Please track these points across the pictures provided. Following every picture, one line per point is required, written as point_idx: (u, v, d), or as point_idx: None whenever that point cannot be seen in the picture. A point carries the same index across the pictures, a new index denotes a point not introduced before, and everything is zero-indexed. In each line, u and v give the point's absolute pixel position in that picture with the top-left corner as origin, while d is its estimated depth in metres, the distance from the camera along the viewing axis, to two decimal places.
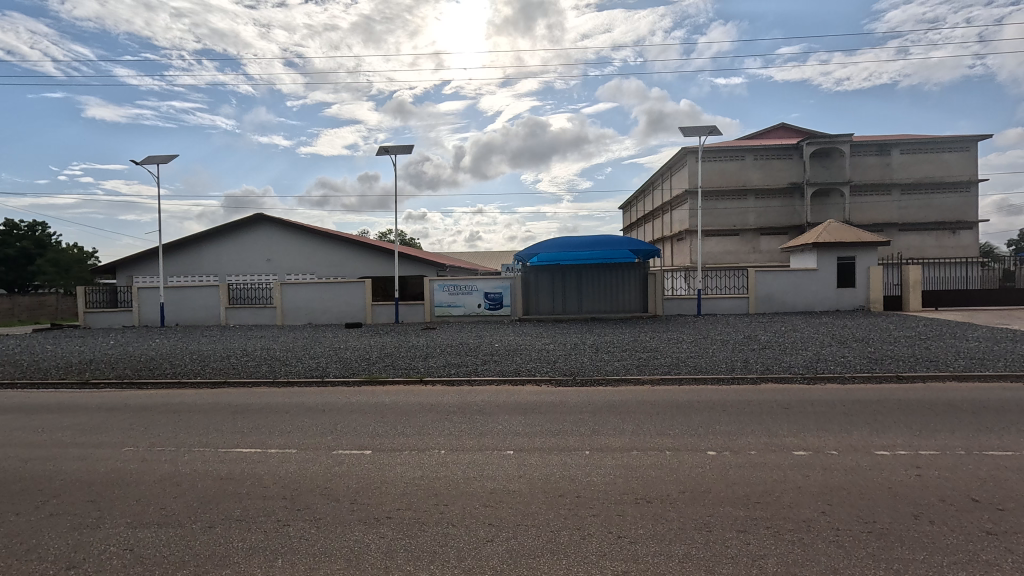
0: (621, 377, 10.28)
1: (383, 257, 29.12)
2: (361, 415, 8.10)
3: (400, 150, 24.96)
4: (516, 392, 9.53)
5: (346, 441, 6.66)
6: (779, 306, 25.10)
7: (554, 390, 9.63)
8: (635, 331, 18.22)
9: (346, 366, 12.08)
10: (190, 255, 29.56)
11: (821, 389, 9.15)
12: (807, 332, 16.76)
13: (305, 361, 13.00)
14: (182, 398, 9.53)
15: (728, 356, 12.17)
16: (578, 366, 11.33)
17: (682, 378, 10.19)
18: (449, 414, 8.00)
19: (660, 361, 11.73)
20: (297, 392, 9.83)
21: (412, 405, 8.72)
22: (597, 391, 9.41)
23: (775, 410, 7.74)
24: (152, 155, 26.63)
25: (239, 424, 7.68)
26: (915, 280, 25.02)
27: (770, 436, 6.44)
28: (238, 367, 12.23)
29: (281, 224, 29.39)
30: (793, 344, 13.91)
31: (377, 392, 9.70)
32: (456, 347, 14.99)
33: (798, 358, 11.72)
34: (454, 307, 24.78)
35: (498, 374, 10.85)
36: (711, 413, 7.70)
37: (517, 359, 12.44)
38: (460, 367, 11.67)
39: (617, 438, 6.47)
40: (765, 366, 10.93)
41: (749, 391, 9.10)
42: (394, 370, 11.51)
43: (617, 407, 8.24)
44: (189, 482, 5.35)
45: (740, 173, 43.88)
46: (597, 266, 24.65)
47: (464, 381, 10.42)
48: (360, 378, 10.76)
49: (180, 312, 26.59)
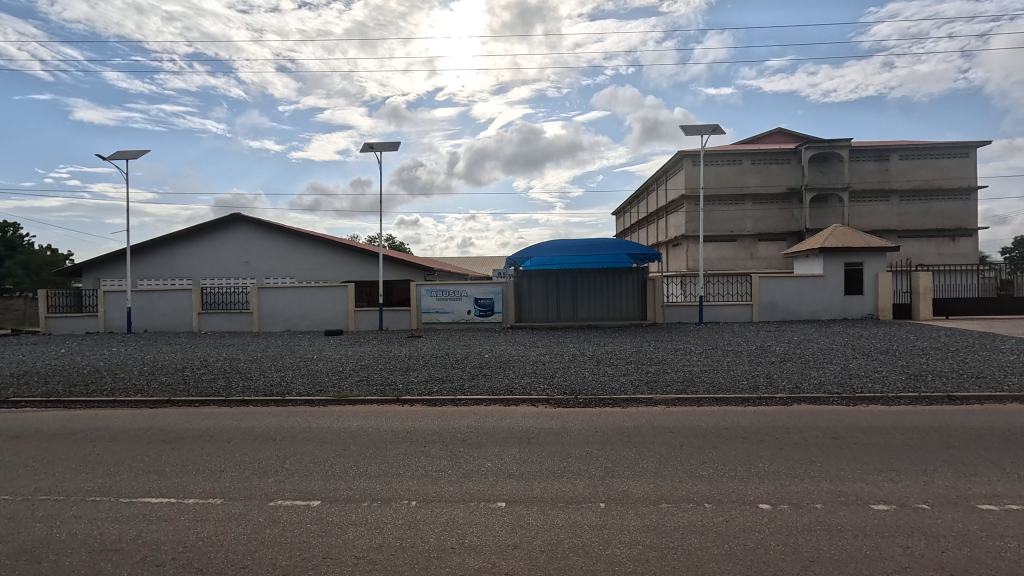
0: (631, 397, 8.82)
1: (368, 260, 27.53)
2: (319, 445, 6.61)
3: (385, 148, 23.55)
4: (506, 416, 8.02)
5: (289, 486, 5.17)
6: (784, 314, 23.91)
7: (551, 413, 8.15)
8: (636, 341, 16.85)
9: (314, 381, 10.58)
10: (163, 257, 27.87)
11: (866, 413, 7.77)
12: (823, 343, 15.43)
13: (269, 374, 11.45)
14: (108, 421, 7.95)
15: (746, 371, 10.76)
16: (579, 383, 9.83)
17: (701, 398, 8.74)
18: (426, 446, 6.51)
19: (671, 377, 10.29)
20: (248, 414, 8.30)
21: (383, 433, 7.21)
22: (603, 415, 7.94)
23: (823, 442, 6.37)
24: (122, 151, 25.00)
25: (162, 459, 6.13)
26: (926, 287, 23.88)
27: (835, 482, 5.02)
28: (190, 382, 10.68)
29: (260, 225, 27.77)
30: (814, 357, 12.55)
31: (342, 415, 8.15)
32: (440, 359, 13.48)
33: (827, 374, 10.37)
34: (442, 313, 23.39)
35: (486, 392, 9.36)
36: (747, 444, 6.30)
37: (509, 373, 10.99)
38: (444, 383, 10.14)
39: (637, 483, 5.06)
40: (793, 383, 9.54)
41: (784, 415, 7.69)
42: (367, 386, 9.96)
43: (630, 436, 6.80)
44: (55, 556, 3.86)
45: (738, 177, 42.90)
46: (593, 272, 23.28)
47: (447, 402, 8.89)
48: (327, 397, 9.22)
49: (150, 318, 24.93)
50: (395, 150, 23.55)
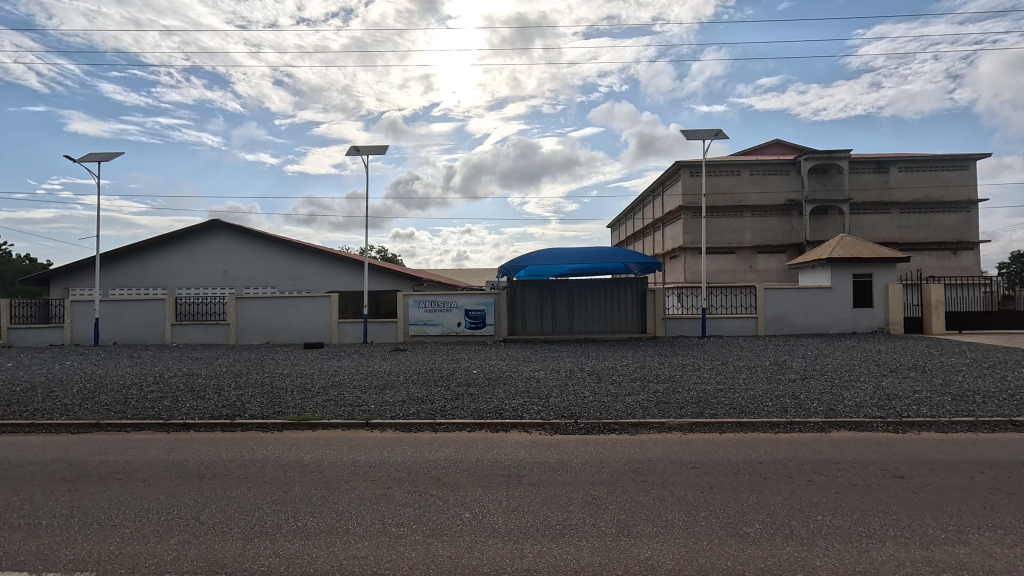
0: (641, 421, 7.53)
1: (353, 270, 26.14)
2: (256, 486, 5.26)
3: (372, 151, 22.41)
4: (493, 446, 6.67)
5: (194, 553, 3.81)
6: (791, 327, 22.74)
7: (547, 442, 6.82)
8: (638, 355, 15.57)
9: (273, 400, 9.18)
10: (137, 264, 26.45)
11: (924, 443, 6.48)
12: (842, 358, 14.21)
13: (225, 391, 10.04)
14: (9, 451, 6.53)
15: (768, 391, 9.45)
16: (578, 404, 8.52)
17: (722, 423, 7.45)
18: (389, 488, 5.15)
19: (683, 397, 8.97)
20: (183, 443, 6.91)
21: (341, 468, 5.84)
22: (610, 445, 6.64)
23: (887, 484, 5.09)
24: (94, 153, 23.70)
25: (47, 506, 4.76)
26: (938, 300, 22.81)
27: (927, 547, 3.75)
28: (131, 402, 9.27)
29: (241, 232, 26.41)
30: (838, 374, 11.29)
31: (296, 445, 6.78)
32: (422, 375, 12.13)
33: (860, 393, 9.12)
34: (430, 325, 22.10)
35: (470, 415, 8.01)
36: (794, 487, 5.00)
37: (499, 392, 9.66)
38: (424, 405, 8.77)
39: (666, 550, 3.75)
40: (826, 405, 8.26)
41: (826, 446, 6.44)
42: (333, 408, 8.59)
43: (646, 474, 5.47)
44: None
45: (736, 188, 42.06)
46: (590, 282, 22.07)
47: (424, 427, 7.56)
48: (284, 420, 7.86)
49: (120, 329, 23.48)
50: (383, 153, 22.40)
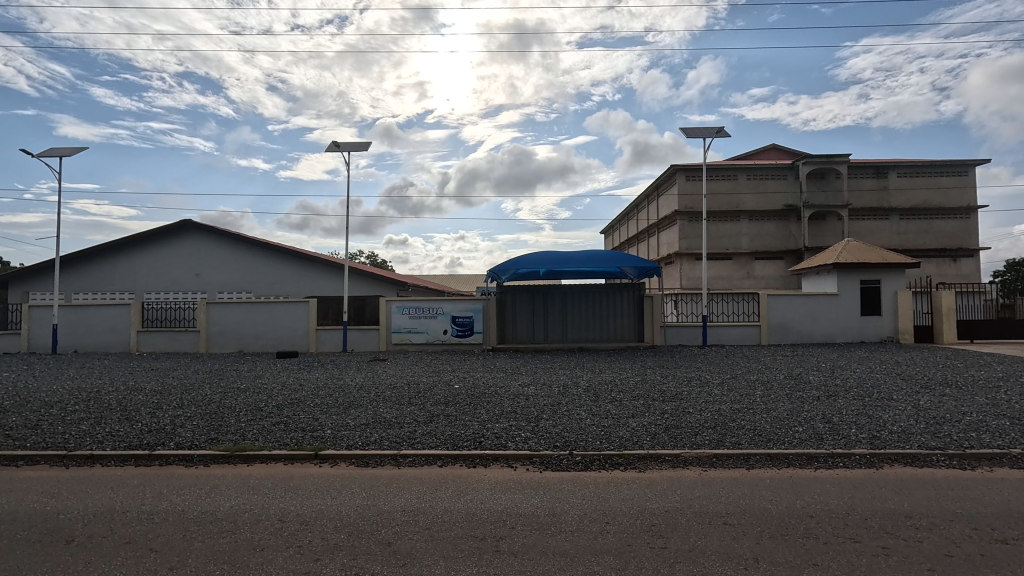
0: (650, 452, 6.21)
1: (333, 274, 24.66)
2: (133, 561, 3.80)
3: (353, 148, 21.07)
4: (467, 490, 5.27)
5: None
6: (796, 336, 21.55)
7: (535, 484, 5.45)
8: (638, 367, 14.23)
9: (212, 423, 7.73)
10: (103, 267, 24.87)
11: (1010, 487, 5.14)
12: (859, 372, 12.96)
13: (160, 411, 8.56)
14: None
15: (792, 413, 8.13)
16: (574, 430, 7.15)
17: (749, 455, 6.13)
18: (318, 561, 3.76)
19: (696, 421, 7.64)
20: (75, 485, 5.43)
21: (265, 524, 4.44)
22: (615, 488, 5.29)
23: (992, 556, 3.75)
24: (56, 148, 22.17)
25: None
26: (949, 308, 21.70)
27: None
28: (41, 425, 7.74)
29: (214, 232, 24.89)
30: (865, 391, 10.00)
31: (216, 489, 5.32)
32: (396, 390, 10.70)
33: (901, 416, 7.81)
34: (415, 333, 20.70)
35: (442, 445, 6.63)
36: (872, 564, 3.64)
37: (480, 413, 8.29)
38: (390, 430, 7.37)
39: None
40: (868, 431, 6.95)
41: (890, 489, 5.10)
42: (280, 434, 7.15)
43: (669, 536, 4.11)
44: None
45: (733, 193, 41.07)
46: (584, 288, 20.79)
47: (385, 460, 6.16)
48: (214, 451, 6.43)
49: (81, 336, 21.88)
50: (365, 150, 21.06)
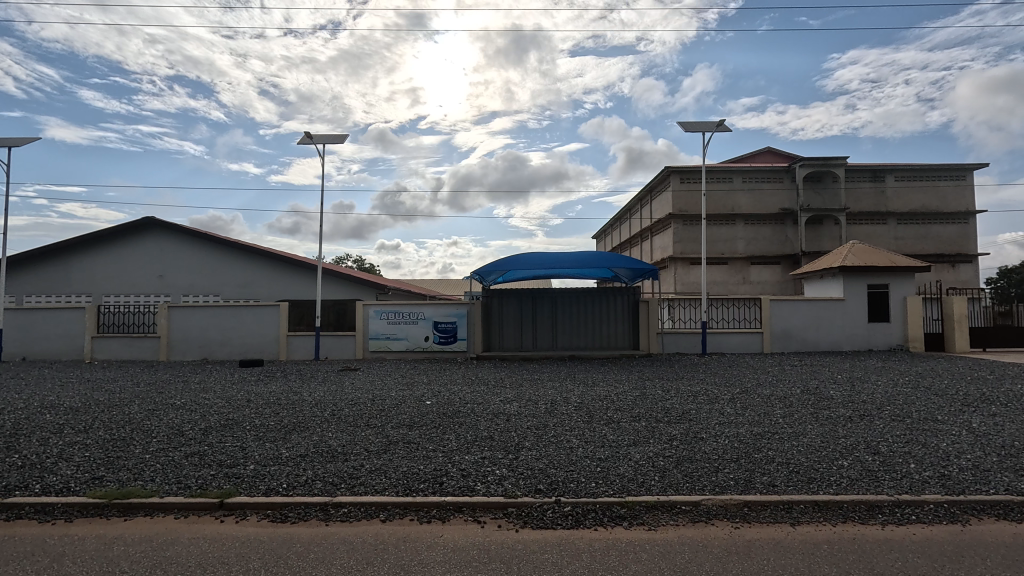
0: (660, 499, 4.74)
1: (307, 276, 23.01)
2: None
3: (327, 141, 19.55)
4: (411, 567, 3.72)
5: None
6: (801, 343, 20.26)
7: (509, 553, 3.92)
8: (634, 378, 12.80)
9: (108, 456, 6.12)
10: (59, 266, 23.07)
11: None
12: (880, 384, 11.60)
13: (55, 438, 6.92)
14: None
15: (826, 440, 6.69)
16: (561, 465, 5.65)
17: (792, 504, 4.68)
18: None
19: (713, 452, 6.16)
20: None
21: None
22: (618, 562, 3.77)
23: None
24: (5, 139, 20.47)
25: None
26: (961, 314, 20.48)
27: None
28: None
29: (179, 231, 23.21)
30: (901, 410, 8.58)
31: (56, 564, 3.75)
32: (355, 409, 9.13)
33: (961, 445, 6.38)
34: (393, 340, 19.16)
35: (390, 489, 5.09)
36: None
37: (447, 440, 6.78)
38: (330, 464, 5.83)
39: None
40: (931, 468, 5.51)
41: (1000, 566, 3.64)
42: (186, 471, 5.56)
43: None
44: None
45: (728, 196, 39.96)
46: (575, 292, 19.38)
47: (312, 513, 4.63)
48: (88, 498, 4.85)
49: (29, 342, 20.11)
50: (339, 143, 19.54)
